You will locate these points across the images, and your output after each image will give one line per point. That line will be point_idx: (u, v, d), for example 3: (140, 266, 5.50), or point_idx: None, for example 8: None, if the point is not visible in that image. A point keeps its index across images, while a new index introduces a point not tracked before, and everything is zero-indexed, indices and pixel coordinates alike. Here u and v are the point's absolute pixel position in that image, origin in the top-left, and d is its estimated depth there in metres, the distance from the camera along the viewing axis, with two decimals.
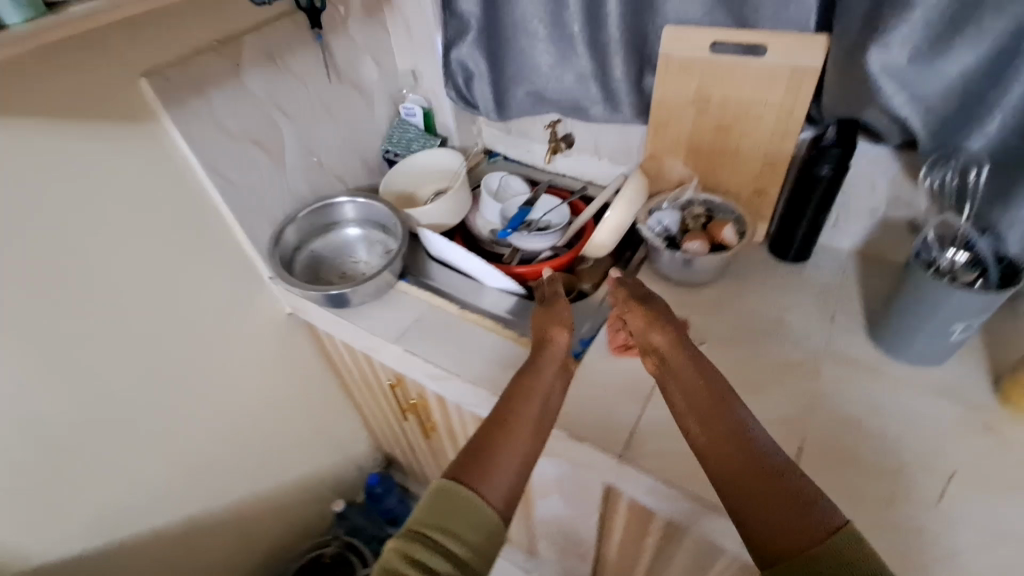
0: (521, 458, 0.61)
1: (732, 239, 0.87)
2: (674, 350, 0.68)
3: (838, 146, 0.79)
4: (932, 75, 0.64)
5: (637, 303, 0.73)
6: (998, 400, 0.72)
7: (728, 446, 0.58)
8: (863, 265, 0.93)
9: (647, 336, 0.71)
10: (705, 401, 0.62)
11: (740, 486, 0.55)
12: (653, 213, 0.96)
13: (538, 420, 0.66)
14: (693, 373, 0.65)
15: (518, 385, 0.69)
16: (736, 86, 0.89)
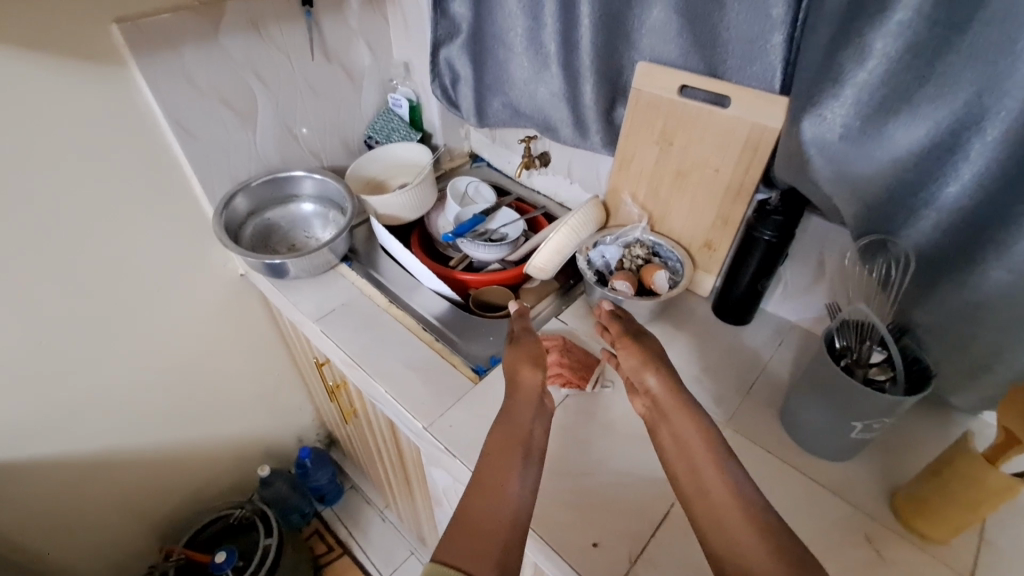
0: (511, 512, 0.55)
1: (662, 285, 0.85)
2: (666, 391, 0.68)
3: (781, 214, 0.77)
4: (864, 160, 0.61)
5: (634, 342, 0.75)
6: (890, 508, 0.68)
7: (720, 495, 0.55)
8: (800, 340, 0.89)
9: (641, 376, 0.71)
10: (685, 434, 0.62)
11: (705, 503, 0.55)
12: (598, 245, 0.96)
13: (522, 458, 0.60)
14: (673, 411, 0.65)
15: (493, 432, 0.64)
16: (698, 134, 0.87)
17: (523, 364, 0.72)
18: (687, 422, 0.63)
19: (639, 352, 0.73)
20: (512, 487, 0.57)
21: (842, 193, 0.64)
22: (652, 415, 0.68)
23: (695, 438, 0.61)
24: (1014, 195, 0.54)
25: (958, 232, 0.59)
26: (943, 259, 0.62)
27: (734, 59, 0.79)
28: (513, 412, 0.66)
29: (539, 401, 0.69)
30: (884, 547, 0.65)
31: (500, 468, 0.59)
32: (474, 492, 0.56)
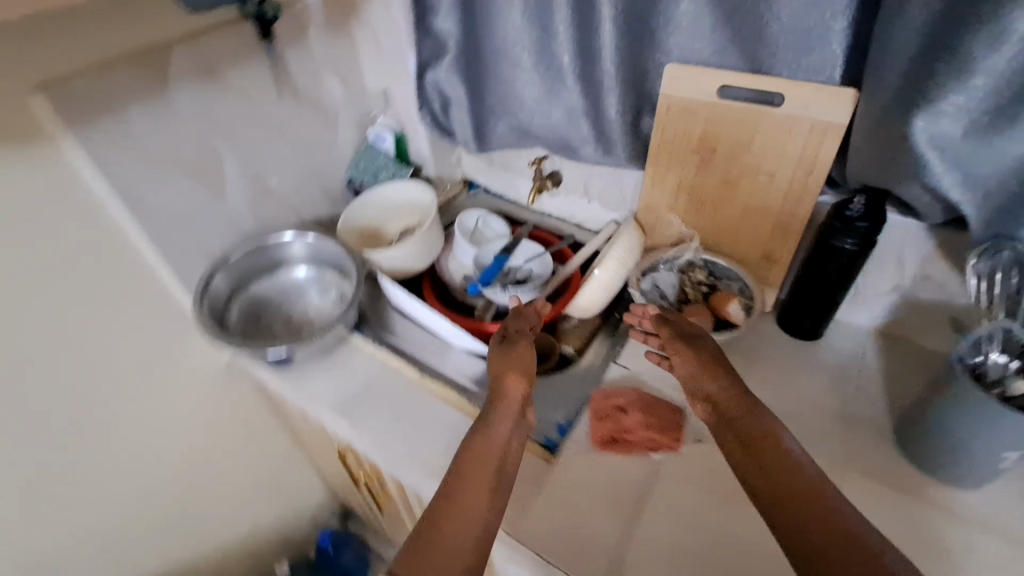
0: (473, 525, 0.55)
1: (738, 316, 0.75)
2: (730, 395, 0.62)
3: (866, 222, 0.69)
4: (991, 154, 0.53)
5: (685, 344, 0.68)
6: None
7: (799, 502, 0.50)
8: (884, 350, 0.82)
9: (700, 380, 0.65)
10: (762, 438, 0.56)
11: (789, 512, 0.51)
12: (648, 274, 0.85)
13: (492, 475, 0.59)
14: (742, 416, 0.59)
15: (468, 442, 0.62)
16: (746, 139, 0.77)
17: (510, 373, 0.67)
18: (762, 427, 0.57)
19: (691, 355, 0.67)
20: (478, 500, 0.57)
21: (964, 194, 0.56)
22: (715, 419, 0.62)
23: (771, 442, 0.56)
24: None
25: None
26: None
27: (787, 50, 0.69)
28: (494, 426, 0.63)
29: (517, 415, 0.65)
30: None
31: (473, 484, 0.58)
32: (443, 503, 0.56)
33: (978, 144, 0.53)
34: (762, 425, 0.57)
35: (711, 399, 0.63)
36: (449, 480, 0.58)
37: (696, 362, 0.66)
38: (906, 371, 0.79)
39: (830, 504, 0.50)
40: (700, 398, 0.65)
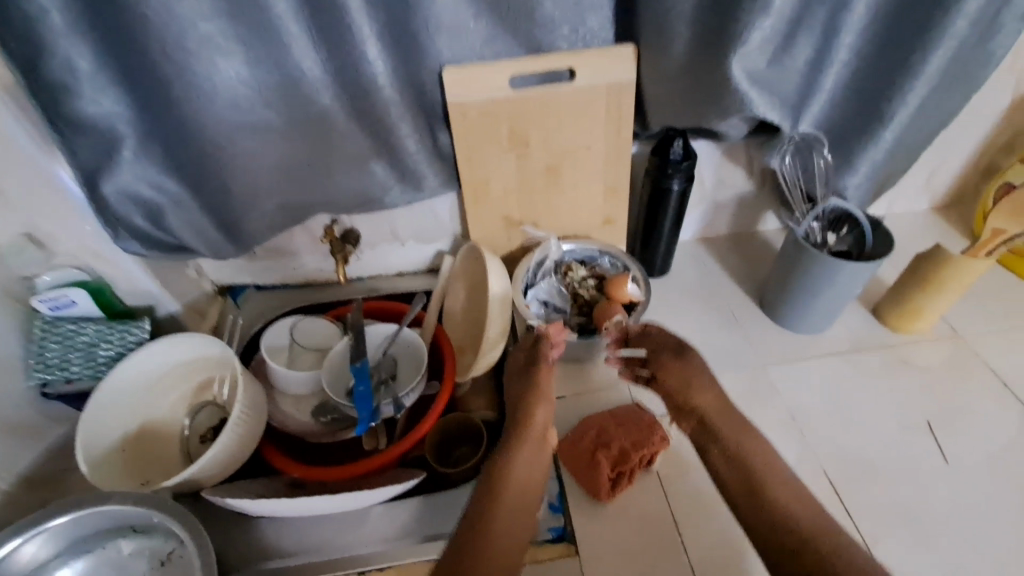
0: (507, 554, 0.53)
1: (637, 293, 0.73)
2: (721, 411, 0.61)
3: (688, 160, 0.73)
4: (784, 73, 0.58)
5: (677, 363, 0.63)
6: (891, 329, 0.80)
7: (793, 511, 0.53)
8: (715, 250, 0.94)
9: (695, 399, 0.61)
10: (749, 452, 0.58)
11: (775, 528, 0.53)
12: (529, 291, 0.77)
13: (519, 507, 0.56)
14: (733, 432, 0.60)
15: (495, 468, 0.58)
16: (553, 124, 0.73)
17: (534, 393, 0.63)
18: (758, 450, 0.58)
19: (677, 369, 0.63)
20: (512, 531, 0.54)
21: (778, 110, 0.60)
22: (703, 434, 0.61)
23: (768, 467, 0.57)
24: (898, 59, 0.60)
25: (854, 102, 0.65)
26: (842, 132, 0.68)
27: (561, 21, 0.64)
28: (519, 449, 0.60)
29: (541, 437, 0.62)
30: (916, 357, 0.77)
31: (503, 515, 0.55)
32: (477, 531, 0.54)
33: (775, 69, 0.58)
34: (758, 449, 0.58)
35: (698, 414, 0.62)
36: (479, 504, 0.55)
37: (687, 379, 0.62)
38: (736, 257, 0.92)
39: (812, 508, 0.54)
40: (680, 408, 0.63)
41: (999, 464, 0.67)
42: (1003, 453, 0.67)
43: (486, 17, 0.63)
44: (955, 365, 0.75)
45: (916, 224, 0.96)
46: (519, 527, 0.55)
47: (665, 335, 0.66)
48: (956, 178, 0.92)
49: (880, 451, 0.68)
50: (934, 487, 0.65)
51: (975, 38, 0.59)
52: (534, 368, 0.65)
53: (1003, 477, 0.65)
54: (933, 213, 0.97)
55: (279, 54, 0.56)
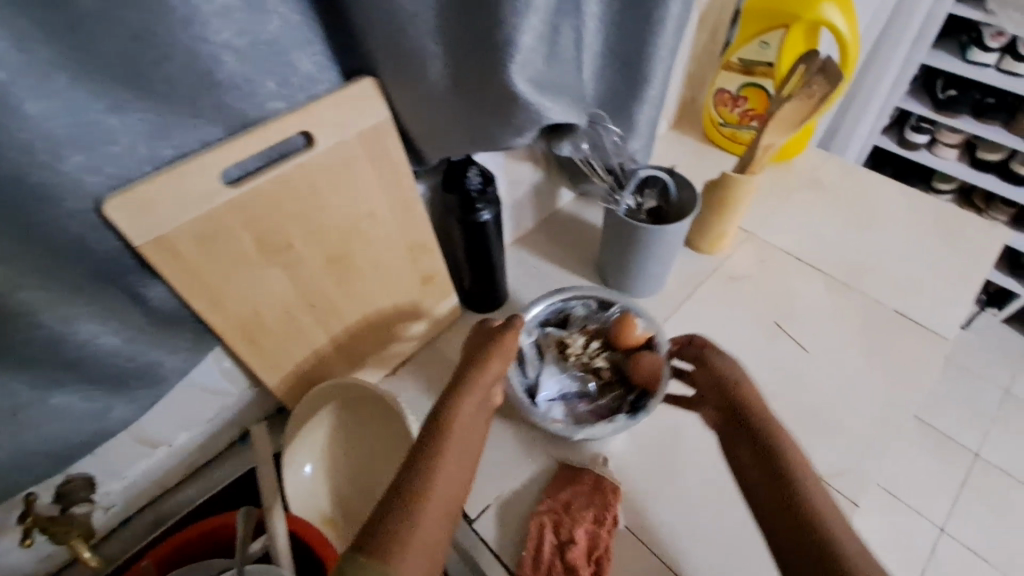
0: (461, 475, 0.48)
1: (647, 329, 0.66)
2: (753, 402, 0.56)
3: (490, 184, 0.61)
4: (563, 67, 0.50)
5: (709, 364, 0.60)
6: (708, 253, 0.85)
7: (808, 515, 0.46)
8: (536, 246, 0.87)
9: (724, 388, 0.58)
10: (800, 466, 0.50)
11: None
12: (539, 395, 0.65)
13: (466, 451, 0.50)
14: (807, 478, 0.49)
15: (446, 411, 0.51)
16: (313, 210, 0.53)
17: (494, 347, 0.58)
18: (793, 452, 0.51)
19: (745, 402, 0.56)
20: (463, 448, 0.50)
21: (570, 108, 0.52)
22: (761, 464, 0.52)
23: (803, 468, 0.50)
24: (642, 20, 0.56)
25: (615, 69, 0.62)
26: (615, 98, 0.64)
27: (263, 79, 0.44)
28: (469, 395, 0.54)
29: (488, 391, 0.56)
30: (734, 270, 0.84)
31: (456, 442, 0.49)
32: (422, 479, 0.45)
33: (553, 64, 0.49)
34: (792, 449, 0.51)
35: (761, 439, 0.53)
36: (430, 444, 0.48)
37: (720, 374, 0.59)
38: (557, 246, 0.86)
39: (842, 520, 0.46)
40: (748, 438, 0.54)
41: (833, 329, 0.77)
42: (833, 320, 0.78)
43: (142, 110, 0.39)
44: (764, 263, 0.84)
45: (666, 147, 1.04)
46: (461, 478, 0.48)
47: (725, 356, 0.60)
48: (678, 96, 1.01)
49: (760, 368, 0.73)
50: (809, 378, 0.72)
51: None
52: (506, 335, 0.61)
53: (842, 339, 0.76)
54: (673, 131, 1.06)
55: None
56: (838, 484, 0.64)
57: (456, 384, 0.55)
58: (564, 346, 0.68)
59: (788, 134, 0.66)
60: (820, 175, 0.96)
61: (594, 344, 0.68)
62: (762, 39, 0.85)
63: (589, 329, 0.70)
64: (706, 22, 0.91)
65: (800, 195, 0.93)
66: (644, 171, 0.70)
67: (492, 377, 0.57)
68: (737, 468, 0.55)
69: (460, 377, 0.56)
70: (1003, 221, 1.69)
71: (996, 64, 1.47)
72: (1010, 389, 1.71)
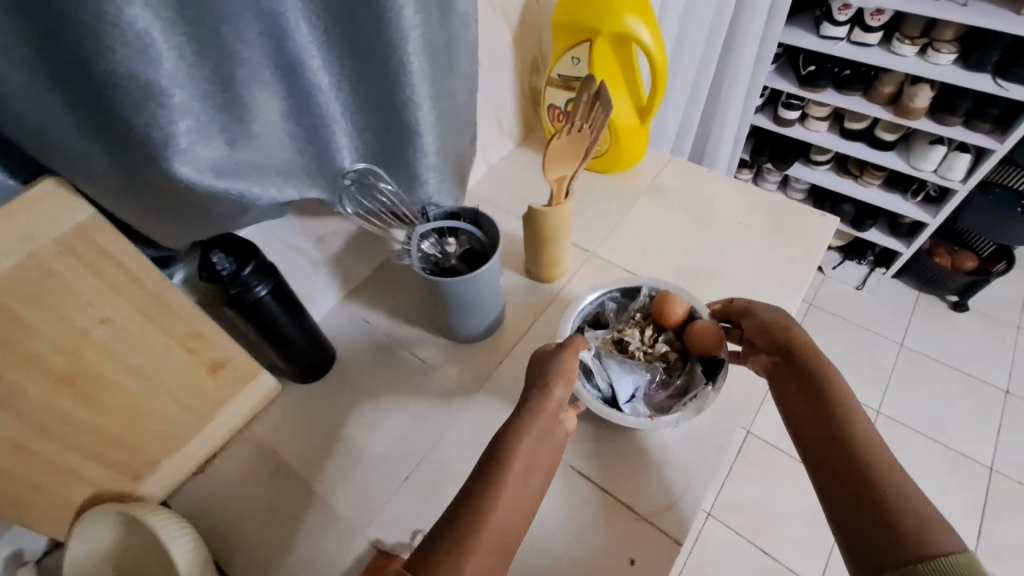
0: (513, 518, 0.46)
1: (686, 300, 0.68)
2: (805, 347, 0.59)
3: (248, 265, 0.56)
4: (262, 143, 0.46)
5: (759, 316, 0.64)
6: (547, 282, 0.82)
7: (848, 454, 0.50)
8: (368, 297, 0.81)
9: (775, 337, 0.62)
10: (850, 407, 0.54)
11: (850, 516, 0.47)
12: (616, 396, 0.65)
13: (523, 489, 0.47)
14: (856, 420, 0.52)
15: (506, 444, 0.49)
16: (16, 335, 0.45)
17: (554, 375, 0.55)
18: (841, 396, 0.55)
19: (798, 348, 0.60)
20: (520, 484, 0.47)
21: (281, 190, 0.50)
22: (811, 407, 0.55)
23: (853, 411, 0.53)
24: (378, 71, 0.52)
25: (373, 123, 0.58)
26: (386, 150, 0.60)
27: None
28: (530, 427, 0.51)
29: (554, 419, 0.54)
30: (575, 296, 0.81)
31: (513, 484, 0.47)
32: (472, 522, 0.43)
33: (246, 143, 0.45)
34: (841, 394, 0.55)
35: (813, 384, 0.57)
36: (481, 487, 0.45)
37: (770, 324, 0.63)
38: (391, 294, 0.81)
39: (885, 457, 0.49)
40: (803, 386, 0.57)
41: None
42: None
43: None
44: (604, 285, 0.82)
45: (513, 167, 1.00)
46: (516, 520, 0.46)
47: (769, 308, 0.64)
48: (518, 113, 0.98)
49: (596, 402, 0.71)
50: None
51: (436, 15, 0.54)
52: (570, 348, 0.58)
53: None
54: (520, 149, 1.03)
55: None
56: (660, 523, 0.60)
57: (525, 409, 0.52)
58: (622, 345, 0.69)
59: (573, 167, 0.65)
60: (662, 182, 0.95)
61: (648, 329, 0.70)
62: (572, 54, 0.82)
63: (639, 315, 0.71)
64: (523, 39, 0.88)
65: (640, 207, 0.91)
66: (420, 227, 0.63)
67: (555, 405, 0.54)
68: (785, 410, 0.59)
69: (522, 406, 0.53)
70: (877, 184, 1.75)
71: (846, 37, 1.50)
72: (904, 344, 1.79)
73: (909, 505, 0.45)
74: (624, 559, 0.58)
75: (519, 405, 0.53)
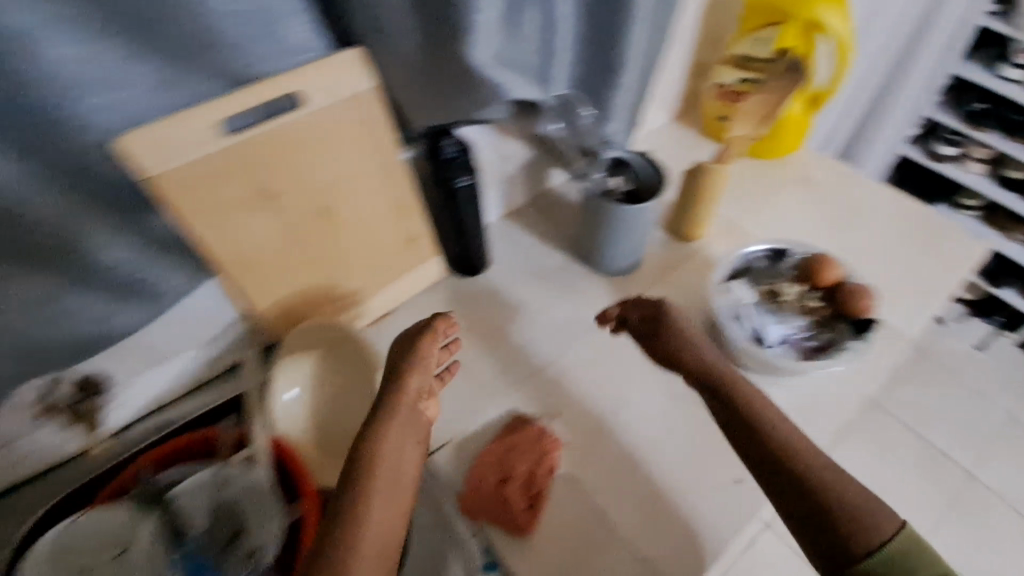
0: (393, 521, 0.51)
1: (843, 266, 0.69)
2: (707, 366, 0.63)
3: (462, 154, 0.67)
4: (522, 45, 0.56)
5: (662, 329, 0.67)
6: (688, 240, 0.88)
7: (806, 475, 0.54)
8: (523, 221, 0.91)
9: (686, 355, 0.65)
10: (789, 432, 0.57)
11: (822, 533, 0.52)
12: (766, 336, 0.66)
13: (395, 488, 0.53)
14: (789, 440, 0.57)
15: (366, 458, 0.53)
16: (300, 164, 0.59)
17: (404, 380, 0.59)
18: (772, 414, 0.59)
19: (715, 372, 0.63)
20: (391, 487, 0.53)
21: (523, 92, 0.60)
22: (756, 441, 0.58)
23: (789, 430, 0.57)
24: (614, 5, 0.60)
25: (592, 55, 0.66)
26: (593, 82, 0.69)
27: (43, 94, 0.42)
28: (389, 436, 0.55)
29: (415, 411, 0.58)
30: (712, 257, 0.86)
31: (378, 499, 0.51)
32: (349, 525, 0.49)
33: (514, 42, 0.55)
34: (772, 412, 0.59)
35: (742, 409, 0.59)
36: (350, 508, 0.50)
37: (673, 347, 0.66)
38: (544, 222, 0.90)
39: (830, 467, 0.55)
40: (724, 412, 0.61)
41: None
42: None
43: (150, 62, 0.46)
44: None
45: (665, 138, 1.06)
46: (393, 517, 0.51)
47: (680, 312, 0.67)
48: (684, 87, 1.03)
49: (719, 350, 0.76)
50: None
51: None
52: (421, 347, 0.61)
53: None
54: (674, 123, 1.08)
55: None
56: None
57: (378, 407, 0.58)
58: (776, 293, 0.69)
59: None
60: (812, 176, 0.98)
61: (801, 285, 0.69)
62: (756, 36, 0.88)
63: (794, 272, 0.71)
64: (710, 17, 0.94)
65: (787, 193, 0.95)
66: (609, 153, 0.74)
67: (410, 405, 0.58)
68: (732, 434, 0.60)
69: (372, 419, 0.57)
70: None
71: None
72: None
73: (859, 508, 0.52)
74: (729, 479, 0.64)
75: (354, 479, 0.52)
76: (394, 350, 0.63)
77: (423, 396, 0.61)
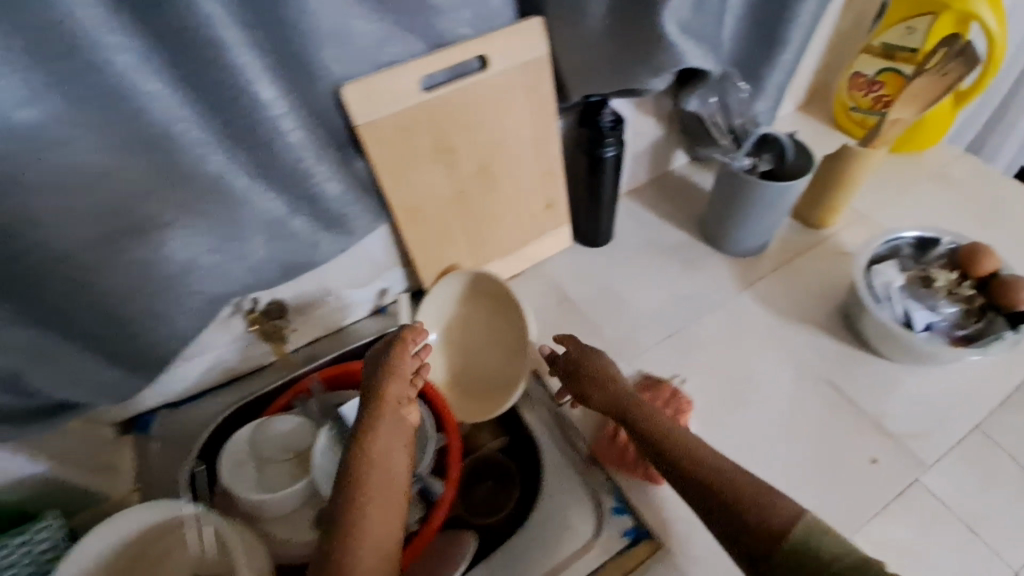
0: (392, 531, 0.48)
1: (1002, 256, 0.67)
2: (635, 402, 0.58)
3: (616, 123, 0.71)
4: (705, 17, 0.61)
5: (580, 370, 0.63)
6: (817, 227, 0.87)
7: (723, 497, 0.47)
8: (646, 199, 0.93)
9: (617, 386, 0.61)
10: (711, 471, 0.50)
11: (740, 533, 0.46)
12: (913, 320, 0.66)
13: (391, 498, 0.49)
14: (704, 459, 0.51)
15: (352, 475, 0.49)
16: (475, 123, 0.65)
17: (384, 386, 0.54)
18: (680, 445, 0.52)
19: (627, 411, 0.58)
20: (384, 497, 0.49)
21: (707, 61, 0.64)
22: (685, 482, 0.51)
23: (708, 456, 0.51)
24: None
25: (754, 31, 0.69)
26: (751, 58, 0.72)
27: (236, 53, 0.42)
28: (375, 445, 0.51)
29: (400, 414, 0.54)
30: (842, 245, 0.85)
31: (375, 508, 0.48)
32: (346, 541, 0.46)
33: (698, 14, 0.60)
34: (681, 445, 0.52)
35: (675, 464, 0.52)
36: (341, 531, 0.46)
37: (604, 374, 0.62)
38: (667, 201, 0.92)
39: (742, 476, 0.49)
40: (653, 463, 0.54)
41: None
42: None
43: (382, 20, 0.52)
44: None
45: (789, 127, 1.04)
46: (395, 519, 0.49)
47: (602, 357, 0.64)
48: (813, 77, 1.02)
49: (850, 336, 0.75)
50: None
51: None
52: (393, 354, 0.58)
53: None
54: (798, 113, 1.06)
55: (155, 132, 0.43)
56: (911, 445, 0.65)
57: (364, 412, 0.53)
58: (928, 278, 0.68)
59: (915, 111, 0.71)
60: (951, 172, 0.94)
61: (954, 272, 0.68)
62: (909, 24, 0.85)
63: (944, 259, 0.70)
64: (854, 1, 0.92)
65: (924, 188, 0.92)
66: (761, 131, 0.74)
67: (395, 412, 0.54)
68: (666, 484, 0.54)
69: (356, 432, 0.52)
70: None
71: None
72: None
73: (773, 500, 0.46)
74: (867, 460, 0.64)
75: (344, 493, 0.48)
76: (369, 363, 0.59)
77: (407, 400, 0.56)
